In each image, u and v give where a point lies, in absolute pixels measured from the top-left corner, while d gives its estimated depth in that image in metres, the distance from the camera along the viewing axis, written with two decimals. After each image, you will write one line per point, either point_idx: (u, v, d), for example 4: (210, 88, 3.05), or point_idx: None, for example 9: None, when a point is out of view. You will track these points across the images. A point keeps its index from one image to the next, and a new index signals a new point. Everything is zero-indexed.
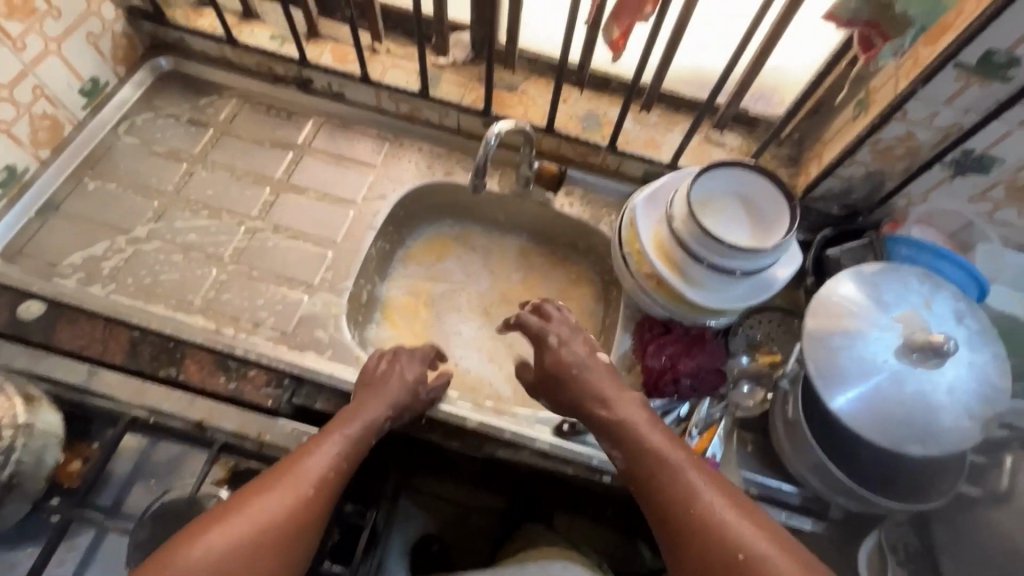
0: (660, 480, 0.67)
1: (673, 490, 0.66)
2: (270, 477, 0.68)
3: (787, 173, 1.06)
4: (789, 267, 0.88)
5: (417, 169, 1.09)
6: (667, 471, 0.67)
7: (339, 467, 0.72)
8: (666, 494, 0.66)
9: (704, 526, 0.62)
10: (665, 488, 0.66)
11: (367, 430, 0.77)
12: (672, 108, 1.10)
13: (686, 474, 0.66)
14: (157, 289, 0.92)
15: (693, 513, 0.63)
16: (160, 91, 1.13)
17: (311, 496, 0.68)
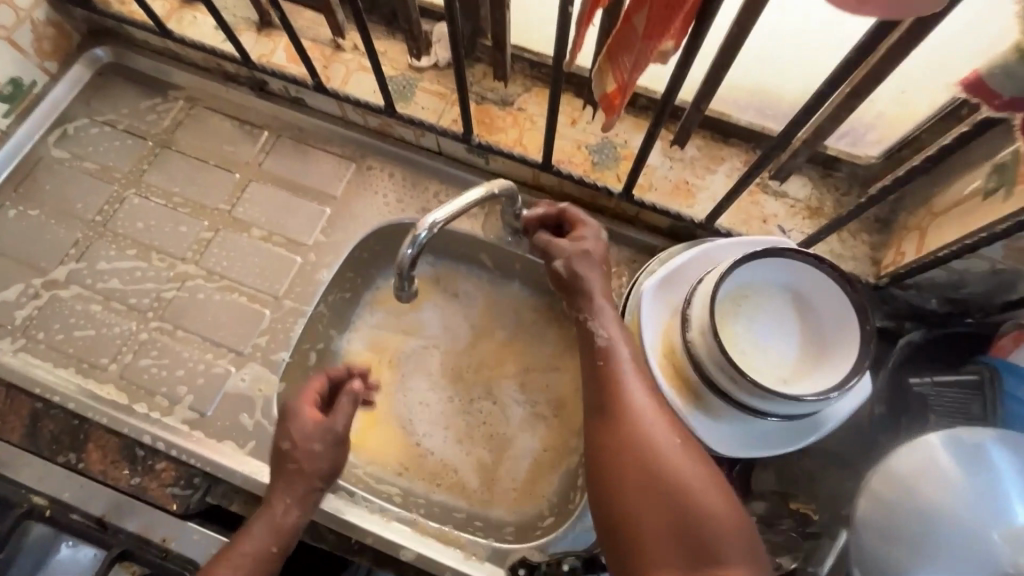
0: (651, 506, 0.55)
1: (662, 483, 0.55)
2: None
3: (871, 242, 0.77)
4: (849, 406, 0.63)
5: (385, 203, 0.88)
6: (654, 444, 0.57)
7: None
8: (650, 499, 0.55)
9: (710, 517, 0.53)
10: (644, 495, 0.56)
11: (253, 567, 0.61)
12: (718, 138, 0.81)
13: (695, 496, 0.54)
14: (70, 348, 0.79)
15: (674, 518, 0.54)
16: (99, 90, 0.96)
17: None
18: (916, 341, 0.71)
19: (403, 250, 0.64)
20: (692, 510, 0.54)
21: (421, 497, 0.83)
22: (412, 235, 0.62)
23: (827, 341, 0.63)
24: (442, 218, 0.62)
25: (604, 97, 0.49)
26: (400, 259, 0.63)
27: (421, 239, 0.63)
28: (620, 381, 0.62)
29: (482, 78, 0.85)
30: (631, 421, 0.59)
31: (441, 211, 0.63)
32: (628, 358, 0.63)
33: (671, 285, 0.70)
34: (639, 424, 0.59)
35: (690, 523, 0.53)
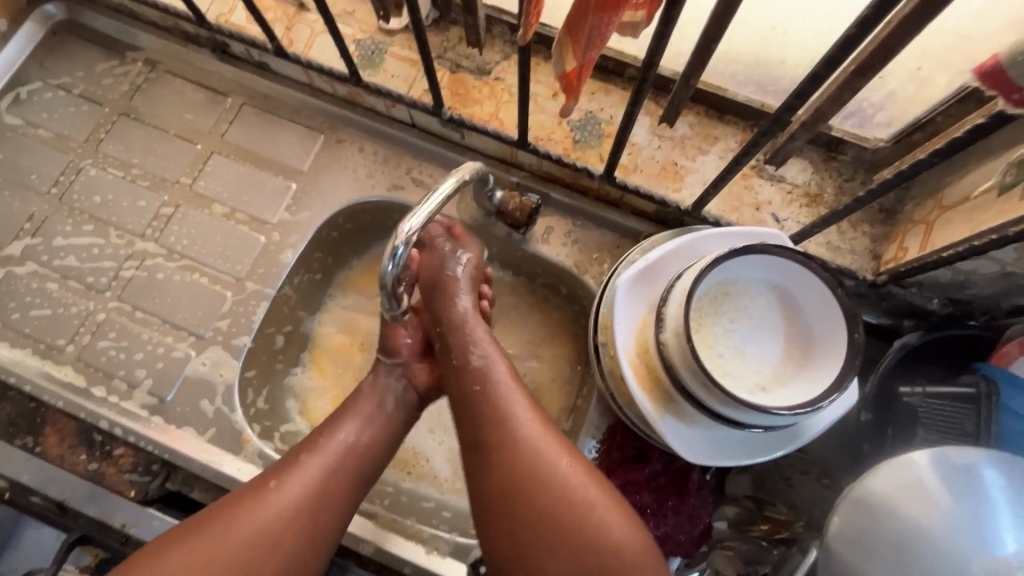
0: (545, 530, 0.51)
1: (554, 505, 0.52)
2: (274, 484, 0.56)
3: (873, 233, 0.71)
4: (829, 417, 0.59)
5: (354, 179, 0.83)
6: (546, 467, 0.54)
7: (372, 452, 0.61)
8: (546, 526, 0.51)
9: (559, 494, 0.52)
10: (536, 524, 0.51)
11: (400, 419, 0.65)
12: (713, 115, 0.74)
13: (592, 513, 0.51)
14: (27, 328, 0.77)
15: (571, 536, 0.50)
16: (53, 50, 0.88)
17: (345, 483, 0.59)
18: (912, 344, 0.65)
19: (385, 268, 0.57)
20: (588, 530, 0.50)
21: (389, 484, 0.79)
22: (389, 250, 0.54)
23: (812, 347, 0.59)
24: (418, 227, 0.54)
25: (562, 74, 0.44)
26: (384, 279, 0.56)
27: (401, 254, 0.55)
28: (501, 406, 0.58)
29: (457, 43, 0.78)
30: (525, 457, 0.54)
31: (416, 217, 0.54)
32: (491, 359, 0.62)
33: (650, 278, 0.64)
34: (526, 449, 0.55)
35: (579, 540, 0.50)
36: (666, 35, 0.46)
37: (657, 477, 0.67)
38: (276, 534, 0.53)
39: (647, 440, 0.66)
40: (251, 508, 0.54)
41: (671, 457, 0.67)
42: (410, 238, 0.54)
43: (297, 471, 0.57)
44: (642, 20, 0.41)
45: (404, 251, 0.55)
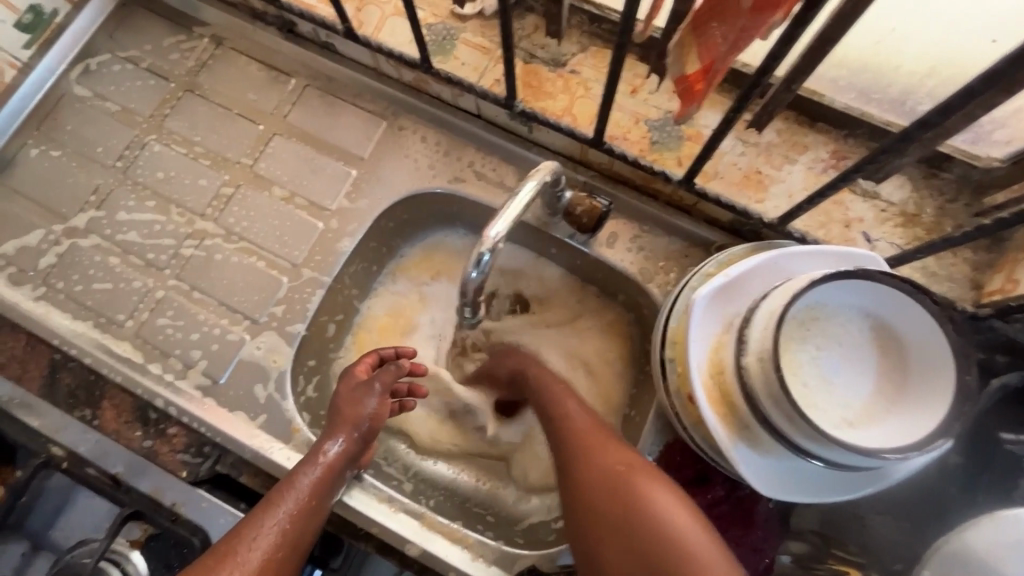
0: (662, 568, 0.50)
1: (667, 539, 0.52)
2: None
3: (974, 261, 0.65)
4: (920, 460, 0.55)
5: (415, 169, 0.80)
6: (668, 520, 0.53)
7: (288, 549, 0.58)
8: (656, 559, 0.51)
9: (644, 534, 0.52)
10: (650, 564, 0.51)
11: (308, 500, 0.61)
12: (804, 121, 0.69)
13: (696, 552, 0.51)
14: (88, 300, 0.78)
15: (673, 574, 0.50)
16: (123, 22, 0.88)
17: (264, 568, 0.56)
18: (1011, 385, 0.61)
19: (467, 273, 0.54)
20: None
21: (433, 483, 0.78)
22: (475, 255, 0.52)
23: (907, 384, 0.54)
24: (505, 233, 0.51)
25: (682, 78, 0.40)
26: (465, 284, 0.54)
27: (486, 259, 0.53)
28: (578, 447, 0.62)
29: (533, 32, 0.74)
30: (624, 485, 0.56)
31: (503, 222, 0.52)
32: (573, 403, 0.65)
33: (729, 295, 0.60)
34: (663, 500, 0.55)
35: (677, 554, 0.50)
36: (795, 37, 0.42)
37: (719, 504, 0.64)
38: None
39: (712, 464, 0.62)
40: None
41: (735, 484, 0.64)
42: (496, 244, 0.52)
43: None
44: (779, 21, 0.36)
45: (490, 257, 0.53)
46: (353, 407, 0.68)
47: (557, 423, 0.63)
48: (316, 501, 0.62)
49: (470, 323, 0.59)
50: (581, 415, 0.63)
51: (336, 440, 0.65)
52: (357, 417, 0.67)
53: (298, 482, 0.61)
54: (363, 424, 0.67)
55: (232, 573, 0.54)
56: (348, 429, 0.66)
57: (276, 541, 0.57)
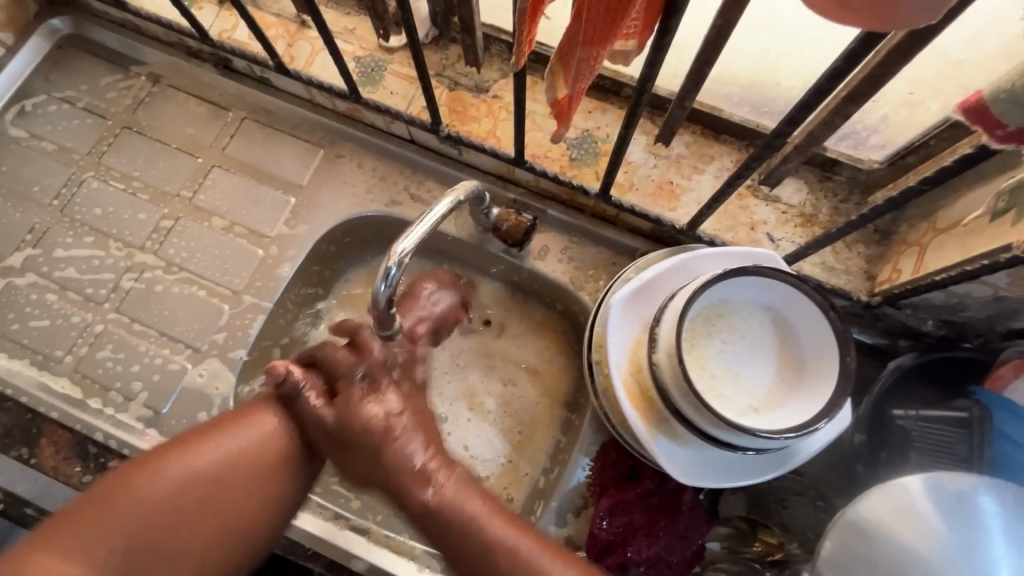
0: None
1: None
2: (188, 441, 0.56)
3: (867, 254, 0.71)
4: (822, 440, 0.59)
5: (352, 194, 0.83)
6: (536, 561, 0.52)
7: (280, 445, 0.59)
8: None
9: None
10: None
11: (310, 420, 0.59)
12: (708, 134, 0.75)
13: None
14: (25, 338, 0.77)
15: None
16: (59, 63, 0.90)
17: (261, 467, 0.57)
18: (906, 365, 0.66)
19: (377, 288, 0.56)
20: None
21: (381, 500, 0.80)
22: (383, 269, 0.54)
23: (804, 368, 0.59)
24: (412, 247, 0.54)
25: (554, 103, 0.44)
26: (375, 299, 0.55)
27: (393, 275, 0.55)
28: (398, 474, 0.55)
29: (456, 61, 0.79)
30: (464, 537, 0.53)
31: (410, 238, 0.55)
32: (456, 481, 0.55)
33: (644, 297, 0.64)
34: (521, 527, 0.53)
35: None
36: (658, 61, 0.46)
37: (649, 497, 0.67)
38: (158, 508, 0.52)
39: (640, 458, 0.66)
40: (133, 487, 0.52)
41: (664, 477, 0.67)
42: (403, 259, 0.55)
43: (195, 457, 0.55)
44: (632, 48, 0.41)
45: (398, 270, 0.55)
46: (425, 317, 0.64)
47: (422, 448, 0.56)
48: (325, 418, 0.60)
49: (386, 338, 0.61)
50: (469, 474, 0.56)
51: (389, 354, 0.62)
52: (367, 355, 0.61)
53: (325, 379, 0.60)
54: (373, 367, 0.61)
55: (223, 448, 0.56)
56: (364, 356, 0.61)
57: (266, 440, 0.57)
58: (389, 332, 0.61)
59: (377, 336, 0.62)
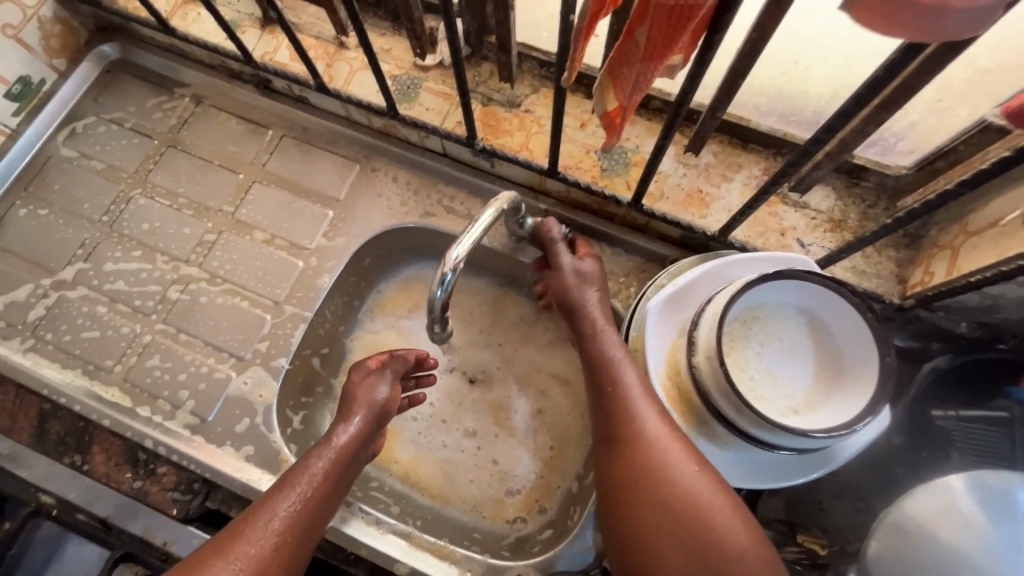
0: (674, 551, 0.51)
1: (675, 504, 0.52)
2: (209, 552, 0.55)
3: (897, 258, 0.72)
4: (863, 440, 0.60)
5: (388, 207, 0.86)
6: (662, 468, 0.54)
7: (298, 535, 0.58)
8: (670, 543, 0.52)
9: (680, 507, 0.52)
10: (677, 554, 0.51)
11: (320, 494, 0.61)
12: (737, 143, 0.77)
13: (715, 512, 0.52)
14: (76, 349, 0.80)
15: (692, 555, 0.50)
16: (109, 87, 0.94)
17: (282, 544, 0.57)
18: (941, 366, 0.66)
19: (432, 292, 0.59)
20: (715, 551, 0.50)
21: (420, 504, 0.82)
22: (439, 276, 0.57)
23: (842, 369, 0.60)
24: (465, 254, 0.56)
25: (604, 115, 0.46)
26: (431, 304, 0.58)
27: (450, 279, 0.57)
28: (629, 405, 0.58)
29: (489, 78, 0.82)
30: (643, 457, 0.55)
31: (463, 245, 0.57)
32: (635, 378, 0.60)
33: (679, 302, 0.66)
34: (647, 441, 0.56)
35: (707, 535, 0.51)
36: (700, 74, 0.48)
37: None
38: None
39: None
40: None
41: None
42: (457, 265, 0.57)
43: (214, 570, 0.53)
44: (680, 62, 0.43)
45: (452, 276, 0.57)
46: (363, 390, 0.69)
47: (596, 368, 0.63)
48: (333, 481, 0.63)
49: (438, 341, 0.63)
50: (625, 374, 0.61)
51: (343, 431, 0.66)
52: (370, 403, 0.69)
53: (309, 470, 0.62)
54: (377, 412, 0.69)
55: (243, 549, 0.55)
56: (359, 414, 0.68)
57: (283, 526, 0.58)
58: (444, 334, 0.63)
59: (430, 338, 0.64)
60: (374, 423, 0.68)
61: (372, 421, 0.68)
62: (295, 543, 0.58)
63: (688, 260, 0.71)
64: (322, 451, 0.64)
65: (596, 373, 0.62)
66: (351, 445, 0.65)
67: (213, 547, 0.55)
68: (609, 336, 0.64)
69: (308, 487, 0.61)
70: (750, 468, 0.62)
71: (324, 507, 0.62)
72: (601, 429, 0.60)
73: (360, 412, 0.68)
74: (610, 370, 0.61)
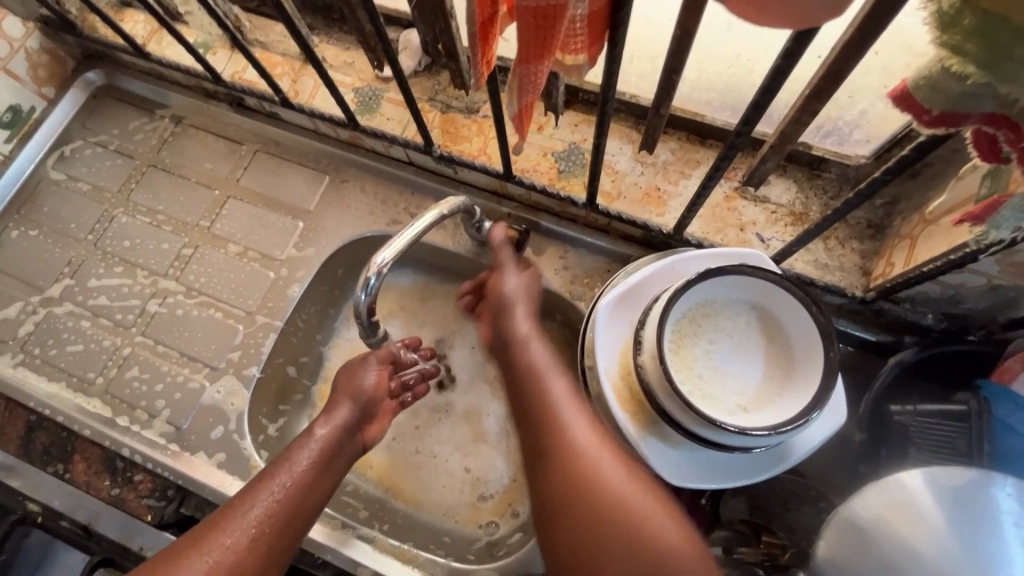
0: (610, 558, 0.51)
1: (602, 510, 0.53)
2: (187, 546, 0.55)
3: (861, 250, 0.70)
4: (817, 436, 0.59)
5: (356, 216, 0.88)
6: (589, 473, 0.55)
7: (276, 530, 0.58)
8: (603, 546, 0.52)
9: (608, 511, 0.53)
10: (610, 562, 0.51)
11: (302, 487, 0.61)
12: (694, 139, 0.76)
13: (644, 513, 0.52)
14: (62, 362, 0.84)
15: (624, 557, 0.51)
16: (95, 111, 0.99)
17: (258, 538, 0.56)
18: (906, 360, 0.64)
19: (358, 296, 0.61)
20: (645, 549, 0.50)
21: (392, 509, 0.83)
22: (363, 279, 0.59)
23: (793, 365, 0.59)
24: (390, 258, 0.58)
25: (516, 117, 0.47)
26: (355, 307, 0.60)
27: (373, 284, 0.59)
28: (559, 415, 0.59)
29: (447, 86, 0.83)
30: (570, 466, 0.56)
31: (389, 250, 0.59)
32: (564, 390, 0.61)
33: (630, 303, 0.66)
34: (576, 450, 0.56)
35: (636, 534, 0.51)
36: (615, 72, 0.48)
37: None
38: None
39: None
40: None
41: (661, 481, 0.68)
42: (382, 269, 0.59)
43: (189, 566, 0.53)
44: (584, 62, 0.43)
45: (377, 280, 0.59)
46: (350, 381, 0.71)
47: (526, 381, 0.63)
48: (316, 471, 0.63)
49: (370, 342, 0.68)
50: (553, 385, 0.61)
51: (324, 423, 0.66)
52: (355, 389, 0.70)
53: (289, 464, 0.61)
54: (362, 397, 0.70)
55: (217, 544, 0.55)
56: (344, 404, 0.69)
57: (262, 518, 0.57)
58: (373, 337, 0.68)
59: (365, 340, 0.70)
60: (360, 410, 0.69)
61: (360, 407, 0.69)
62: (275, 535, 0.57)
63: (644, 259, 0.70)
64: (303, 444, 0.64)
65: (525, 384, 0.63)
66: (332, 436, 0.65)
67: (190, 543, 0.55)
68: (535, 344, 0.66)
69: (288, 480, 0.61)
70: (707, 468, 0.61)
71: (308, 500, 0.61)
72: (532, 440, 0.60)
73: (347, 402, 0.69)
74: (540, 382, 0.62)
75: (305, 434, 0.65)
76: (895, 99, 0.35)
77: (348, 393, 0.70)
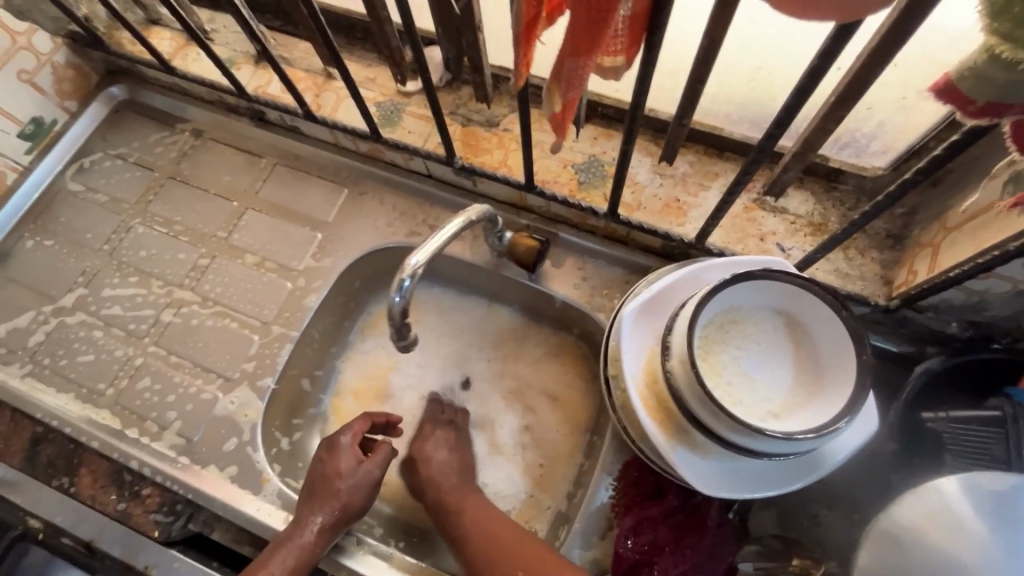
0: None
1: None
2: None
3: (881, 260, 0.70)
4: (848, 442, 0.58)
5: (374, 228, 0.88)
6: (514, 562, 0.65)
7: None
8: None
9: None
10: None
11: None
12: (712, 152, 0.77)
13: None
14: (72, 373, 0.82)
15: None
16: (115, 125, 1.00)
17: None
18: (933, 368, 0.64)
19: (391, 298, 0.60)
20: None
21: (406, 526, 0.81)
22: (396, 281, 0.58)
23: (823, 370, 0.58)
24: (423, 260, 0.58)
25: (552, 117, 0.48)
26: (389, 310, 0.59)
27: (407, 285, 0.59)
28: (474, 523, 0.71)
29: (468, 100, 0.84)
30: (501, 561, 0.66)
31: (422, 252, 0.59)
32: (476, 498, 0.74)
33: (655, 311, 0.66)
34: (494, 543, 0.68)
35: None
36: (649, 74, 0.50)
37: (673, 513, 0.66)
38: None
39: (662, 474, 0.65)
40: None
41: (689, 492, 0.66)
42: (416, 271, 0.58)
43: None
44: (622, 63, 0.44)
45: (411, 282, 0.59)
46: (330, 472, 0.72)
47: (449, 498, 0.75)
48: None
49: (400, 349, 0.65)
50: (472, 492, 0.75)
51: (320, 514, 0.69)
52: (334, 492, 0.70)
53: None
54: (342, 501, 0.71)
55: None
56: (320, 512, 0.69)
57: None
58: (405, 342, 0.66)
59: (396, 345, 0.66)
60: (338, 518, 0.70)
61: (339, 514, 0.70)
62: None
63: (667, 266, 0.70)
64: (278, 558, 0.66)
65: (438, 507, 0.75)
66: (302, 552, 0.67)
67: None
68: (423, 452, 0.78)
69: None
70: (738, 476, 0.60)
71: None
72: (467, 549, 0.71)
73: (322, 509, 0.70)
74: (454, 499, 0.74)
75: (280, 542, 0.68)
76: (939, 92, 0.36)
77: (326, 492, 0.71)
